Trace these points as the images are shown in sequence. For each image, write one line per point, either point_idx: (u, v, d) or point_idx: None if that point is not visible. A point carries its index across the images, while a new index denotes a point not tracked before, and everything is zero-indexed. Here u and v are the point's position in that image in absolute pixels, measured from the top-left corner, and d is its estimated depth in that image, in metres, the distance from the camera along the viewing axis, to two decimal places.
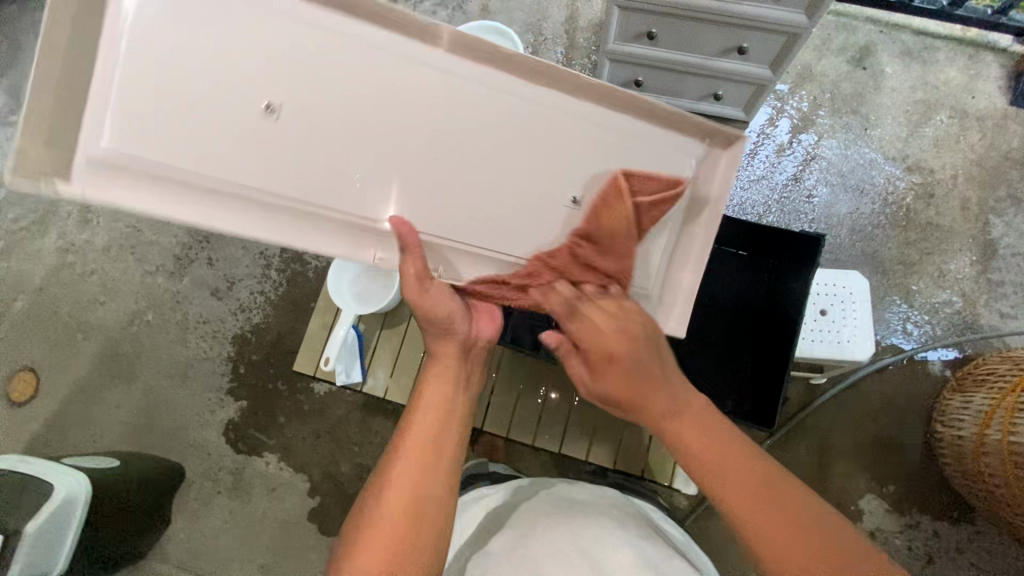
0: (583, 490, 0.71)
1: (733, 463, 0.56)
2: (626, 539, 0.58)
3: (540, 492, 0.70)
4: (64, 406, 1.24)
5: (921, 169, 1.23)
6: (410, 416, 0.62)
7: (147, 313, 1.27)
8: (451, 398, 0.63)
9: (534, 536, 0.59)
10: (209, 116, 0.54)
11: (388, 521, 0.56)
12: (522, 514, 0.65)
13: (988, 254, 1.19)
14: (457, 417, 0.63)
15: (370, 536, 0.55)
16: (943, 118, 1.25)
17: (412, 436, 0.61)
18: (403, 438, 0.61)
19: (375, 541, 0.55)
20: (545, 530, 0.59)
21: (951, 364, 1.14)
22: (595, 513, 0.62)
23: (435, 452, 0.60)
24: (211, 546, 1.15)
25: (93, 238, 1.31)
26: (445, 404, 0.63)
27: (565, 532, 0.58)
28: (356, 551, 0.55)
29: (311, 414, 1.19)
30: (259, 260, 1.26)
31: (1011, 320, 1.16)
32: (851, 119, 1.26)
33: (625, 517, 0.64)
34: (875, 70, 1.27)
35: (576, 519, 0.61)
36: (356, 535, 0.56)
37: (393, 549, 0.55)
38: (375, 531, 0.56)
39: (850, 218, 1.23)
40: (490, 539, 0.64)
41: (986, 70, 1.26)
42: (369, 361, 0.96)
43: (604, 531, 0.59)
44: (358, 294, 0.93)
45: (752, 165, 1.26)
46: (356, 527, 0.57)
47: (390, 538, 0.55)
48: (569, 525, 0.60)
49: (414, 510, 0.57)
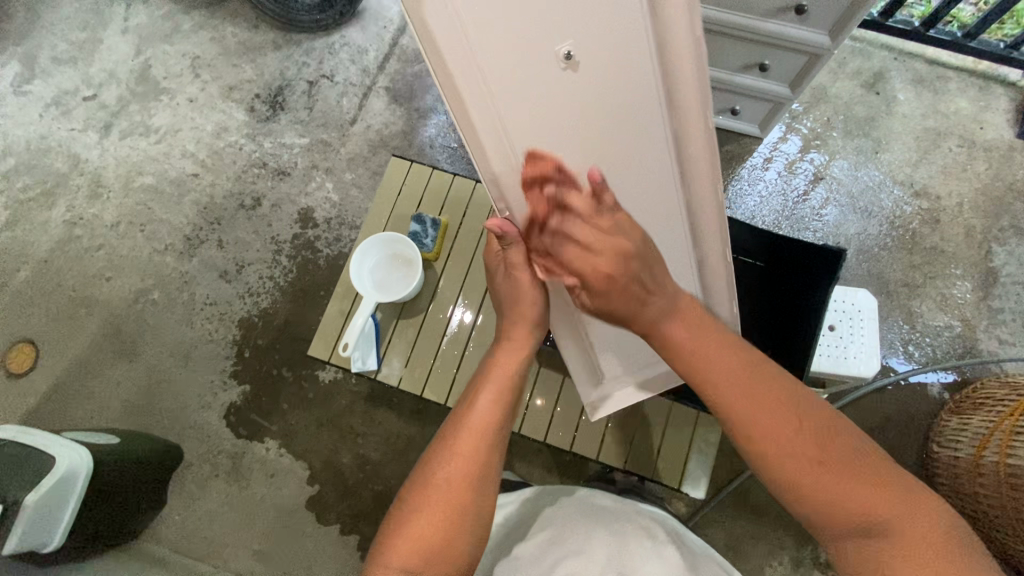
0: (607, 497, 0.71)
1: (747, 377, 0.52)
2: (653, 549, 0.58)
3: (555, 498, 0.70)
4: (61, 380, 1.22)
5: (928, 195, 1.26)
6: (472, 393, 0.60)
7: (153, 292, 1.26)
8: (514, 380, 0.62)
9: (560, 540, 0.59)
10: (512, 19, 0.48)
11: (441, 493, 0.54)
12: (549, 519, 0.65)
13: (990, 281, 1.21)
14: (514, 402, 0.61)
15: (422, 509, 0.53)
16: (952, 147, 1.28)
17: (475, 416, 0.58)
18: (465, 415, 0.58)
19: (427, 513, 0.53)
20: (570, 535, 0.60)
21: (949, 386, 1.16)
22: (619, 522, 0.62)
23: (496, 433, 0.58)
24: (205, 529, 1.14)
25: (102, 213, 1.31)
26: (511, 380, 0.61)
27: (591, 537, 0.58)
28: (415, 510, 0.53)
29: (315, 401, 1.19)
30: (270, 246, 1.27)
31: (1009, 347, 1.18)
32: (862, 142, 1.29)
33: (649, 525, 0.64)
34: (887, 95, 1.30)
35: (605, 524, 0.62)
36: (416, 493, 0.54)
37: (444, 520, 0.52)
38: (438, 491, 0.54)
39: (858, 238, 1.25)
40: (513, 545, 0.63)
41: (995, 102, 1.29)
42: (384, 351, 0.92)
43: (630, 540, 0.59)
44: (378, 283, 0.91)
45: (764, 181, 1.28)
46: (415, 487, 0.55)
47: (442, 511, 0.53)
48: (598, 530, 0.60)
49: (469, 488, 0.54)
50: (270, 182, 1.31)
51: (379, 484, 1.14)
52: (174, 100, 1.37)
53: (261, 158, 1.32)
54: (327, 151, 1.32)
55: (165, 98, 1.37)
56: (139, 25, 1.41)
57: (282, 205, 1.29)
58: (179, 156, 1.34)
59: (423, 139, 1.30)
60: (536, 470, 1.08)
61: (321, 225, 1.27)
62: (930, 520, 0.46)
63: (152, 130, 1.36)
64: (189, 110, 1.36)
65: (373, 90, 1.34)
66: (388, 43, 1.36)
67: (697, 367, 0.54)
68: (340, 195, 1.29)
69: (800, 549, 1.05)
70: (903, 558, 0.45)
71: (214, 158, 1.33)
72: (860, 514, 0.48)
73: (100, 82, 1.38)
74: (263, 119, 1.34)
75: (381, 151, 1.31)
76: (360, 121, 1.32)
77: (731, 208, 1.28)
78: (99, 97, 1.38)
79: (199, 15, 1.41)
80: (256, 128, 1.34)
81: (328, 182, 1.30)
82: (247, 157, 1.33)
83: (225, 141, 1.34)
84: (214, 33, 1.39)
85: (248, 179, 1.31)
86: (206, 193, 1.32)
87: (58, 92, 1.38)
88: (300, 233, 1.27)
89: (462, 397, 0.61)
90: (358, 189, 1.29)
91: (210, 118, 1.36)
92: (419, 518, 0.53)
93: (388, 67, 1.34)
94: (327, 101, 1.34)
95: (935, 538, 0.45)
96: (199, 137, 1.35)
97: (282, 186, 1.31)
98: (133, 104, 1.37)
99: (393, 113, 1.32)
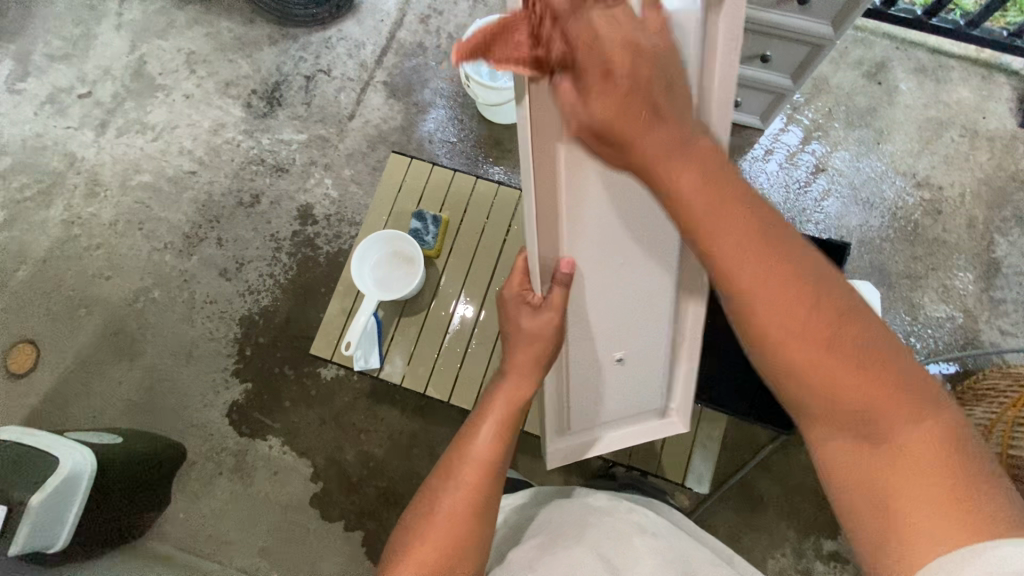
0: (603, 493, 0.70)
1: (755, 237, 0.38)
2: (646, 546, 0.58)
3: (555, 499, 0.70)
4: (63, 381, 1.22)
5: (930, 185, 1.25)
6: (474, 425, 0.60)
7: (153, 291, 1.26)
8: (516, 415, 0.61)
9: (555, 540, 0.59)
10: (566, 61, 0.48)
11: (442, 525, 0.54)
12: (546, 519, 0.65)
13: (992, 272, 1.21)
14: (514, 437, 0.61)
15: (425, 539, 0.53)
16: (954, 137, 1.27)
17: (475, 449, 0.58)
18: (465, 447, 0.59)
19: (430, 544, 0.53)
20: (564, 535, 0.60)
21: (951, 377, 1.16)
22: (612, 519, 0.62)
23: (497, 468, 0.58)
24: (210, 527, 1.14)
25: (100, 212, 1.31)
26: (512, 415, 0.61)
27: (584, 538, 0.58)
28: (417, 540, 0.54)
29: (317, 399, 1.19)
30: (270, 243, 1.26)
31: (1011, 337, 1.18)
32: (864, 133, 1.28)
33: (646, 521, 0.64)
34: (889, 85, 1.29)
35: (600, 522, 0.61)
36: (418, 523, 0.55)
37: (444, 552, 0.52)
38: (438, 521, 0.54)
39: (859, 229, 1.25)
40: (513, 546, 0.63)
41: (998, 91, 1.28)
42: (386, 349, 0.92)
43: (622, 537, 0.59)
44: (379, 281, 0.91)
45: (765, 173, 1.28)
46: (420, 517, 0.56)
47: (443, 543, 0.53)
48: (592, 530, 0.60)
49: (469, 521, 0.54)
50: (269, 179, 1.30)
51: (383, 481, 1.14)
52: (171, 97, 1.36)
53: (259, 154, 1.31)
54: (326, 146, 1.31)
55: (161, 95, 1.36)
56: (132, 21, 1.39)
57: (281, 202, 1.29)
58: (177, 153, 1.33)
59: (422, 134, 1.29)
60: (539, 465, 1.08)
61: (321, 222, 1.27)
62: (951, 457, 0.34)
63: (148, 127, 1.35)
64: (185, 106, 1.35)
65: (370, 85, 1.32)
66: (385, 37, 1.34)
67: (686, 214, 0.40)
68: (339, 191, 1.28)
69: (801, 540, 1.05)
70: (901, 499, 0.34)
71: (212, 155, 1.32)
72: (856, 412, 0.36)
73: (94, 79, 1.37)
74: (260, 115, 1.33)
75: (380, 147, 1.30)
76: (358, 116, 1.31)
77: None
78: (94, 94, 1.36)
79: (194, 10, 1.39)
80: (254, 124, 1.33)
81: (327, 179, 1.29)
82: (245, 153, 1.32)
83: (222, 138, 1.33)
84: (209, 28, 1.38)
85: (246, 176, 1.31)
86: (204, 190, 1.31)
87: (53, 89, 1.37)
88: (299, 230, 1.27)
89: (464, 428, 0.61)
90: (357, 185, 1.28)
91: (206, 115, 1.34)
92: (421, 547, 0.53)
93: (385, 61, 1.33)
94: (324, 96, 1.33)
95: (955, 485, 0.33)
96: (196, 134, 1.34)
97: (280, 183, 1.30)
98: (129, 102, 1.36)
99: (392, 108, 1.31)
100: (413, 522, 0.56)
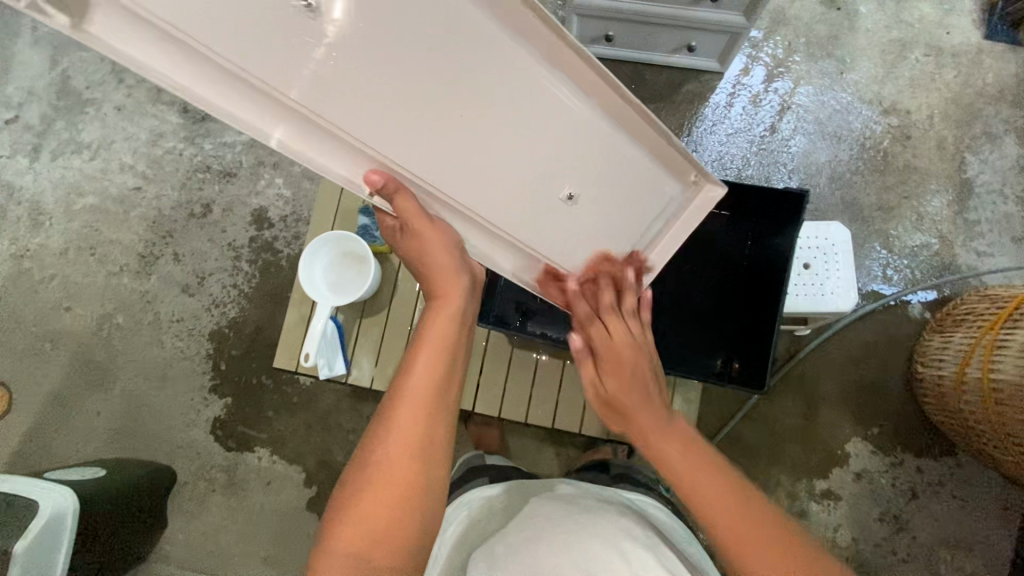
0: (591, 496, 0.71)
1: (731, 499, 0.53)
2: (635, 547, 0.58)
3: (542, 498, 0.70)
4: (39, 419, 1.19)
5: (897, 111, 1.22)
6: (409, 359, 0.58)
7: (116, 316, 1.22)
8: (453, 338, 0.60)
9: (542, 537, 0.59)
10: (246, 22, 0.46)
11: (387, 475, 0.52)
12: (530, 518, 0.65)
13: (965, 193, 1.19)
14: (456, 364, 0.59)
15: (368, 492, 0.52)
16: (918, 57, 1.22)
17: (412, 386, 0.56)
18: (401, 387, 0.57)
19: (376, 497, 0.52)
20: (551, 532, 0.59)
21: (930, 305, 1.15)
22: (602, 519, 0.63)
23: (439, 401, 0.57)
24: (210, 544, 1.14)
25: (49, 241, 1.25)
26: (448, 344, 0.59)
27: (572, 535, 0.58)
28: (358, 496, 0.52)
29: (299, 405, 1.17)
30: (228, 253, 1.22)
31: (988, 258, 1.17)
32: (827, 64, 1.23)
33: (632, 526, 0.63)
34: (848, 10, 1.24)
35: (588, 522, 0.61)
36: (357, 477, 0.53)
37: (390, 503, 0.51)
38: (381, 472, 0.53)
39: (829, 165, 1.21)
40: (498, 538, 0.63)
41: (960, 4, 1.23)
42: (352, 353, 0.90)
43: (615, 539, 0.58)
44: (331, 284, 0.87)
45: (729, 118, 1.23)
46: (359, 469, 0.54)
47: (390, 496, 0.52)
48: (580, 528, 0.59)
49: (412, 473, 0.53)
50: (218, 186, 1.25)
51: None
52: (102, 111, 1.29)
53: (203, 161, 1.26)
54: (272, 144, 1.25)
55: (92, 110, 1.29)
56: (50, 34, 1.31)
57: (233, 208, 1.24)
58: (118, 170, 1.27)
59: None
60: (528, 443, 1.09)
61: (277, 224, 1.22)
62: None
63: (84, 146, 1.28)
64: (118, 119, 1.28)
65: None
66: None
67: (687, 484, 0.55)
68: (292, 190, 1.23)
69: (795, 484, 1.09)
70: None
71: (155, 167, 1.26)
72: None
73: (19, 102, 1.29)
74: (198, 119, 1.27)
75: None
76: None
77: (698, 150, 1.22)
78: (21, 118, 1.29)
79: None
80: (194, 130, 1.27)
81: (278, 178, 1.24)
82: (189, 162, 1.26)
83: (163, 148, 1.27)
84: None
85: (194, 186, 1.25)
86: (153, 206, 1.26)
87: None
88: (256, 235, 1.22)
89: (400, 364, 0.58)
90: (310, 180, 1.23)
91: (143, 125, 1.28)
92: (365, 502, 0.51)
93: None
94: None
95: None
96: (135, 147, 1.27)
97: (230, 188, 1.24)
98: (59, 121, 1.29)
99: None
100: (353, 475, 0.54)
